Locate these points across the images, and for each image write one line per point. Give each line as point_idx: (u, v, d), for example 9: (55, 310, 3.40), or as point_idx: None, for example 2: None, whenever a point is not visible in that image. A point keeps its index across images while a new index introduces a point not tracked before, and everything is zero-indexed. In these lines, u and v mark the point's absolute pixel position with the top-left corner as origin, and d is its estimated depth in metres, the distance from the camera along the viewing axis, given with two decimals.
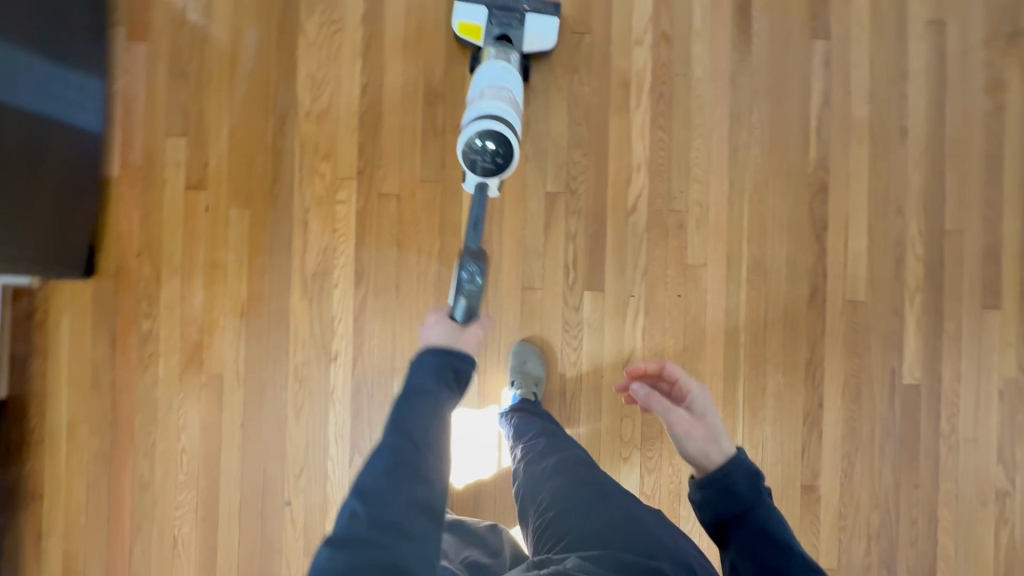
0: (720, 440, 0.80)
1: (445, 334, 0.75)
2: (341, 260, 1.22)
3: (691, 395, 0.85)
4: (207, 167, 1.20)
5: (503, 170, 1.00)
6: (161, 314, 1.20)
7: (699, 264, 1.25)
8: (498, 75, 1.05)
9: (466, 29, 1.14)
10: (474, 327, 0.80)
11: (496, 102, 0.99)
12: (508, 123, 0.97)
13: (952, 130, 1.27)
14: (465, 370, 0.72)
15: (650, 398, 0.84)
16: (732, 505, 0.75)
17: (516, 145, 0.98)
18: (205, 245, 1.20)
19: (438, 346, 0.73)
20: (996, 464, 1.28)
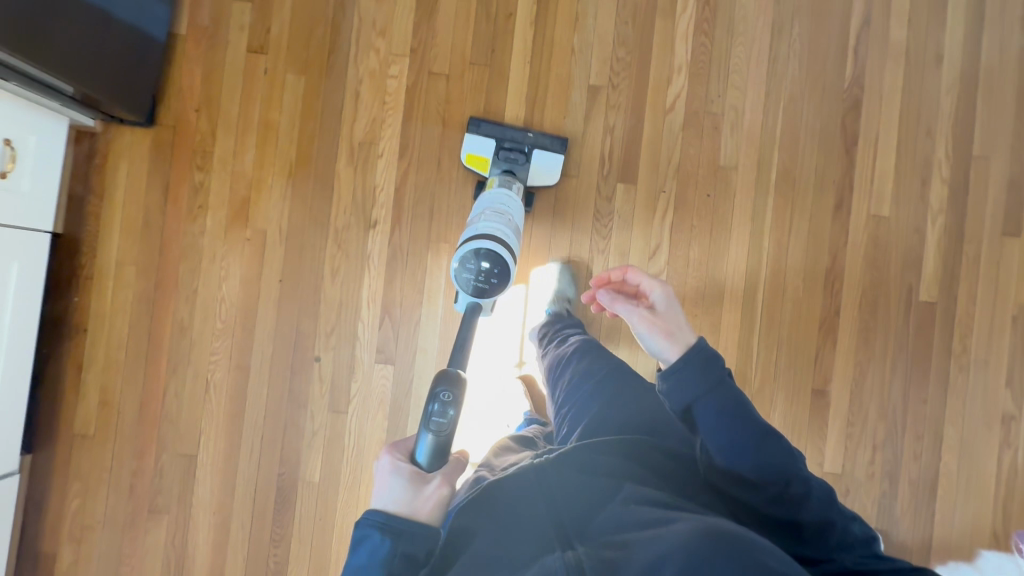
0: (680, 330, 0.80)
1: (401, 495, 0.64)
2: (388, 133, 1.27)
3: (652, 295, 0.87)
4: (270, 34, 1.26)
5: (495, 292, 0.96)
6: (213, 169, 1.26)
7: (731, 166, 1.29)
8: (498, 202, 1.07)
9: (474, 158, 1.22)
10: (435, 484, 0.65)
11: (494, 223, 1.00)
12: (504, 244, 0.96)
13: (987, 60, 1.31)
14: (417, 551, 0.62)
15: (614, 302, 0.86)
16: (692, 390, 0.74)
17: (511, 267, 0.96)
18: (261, 106, 1.26)
19: (390, 517, 0.62)
20: (1005, 388, 1.31)
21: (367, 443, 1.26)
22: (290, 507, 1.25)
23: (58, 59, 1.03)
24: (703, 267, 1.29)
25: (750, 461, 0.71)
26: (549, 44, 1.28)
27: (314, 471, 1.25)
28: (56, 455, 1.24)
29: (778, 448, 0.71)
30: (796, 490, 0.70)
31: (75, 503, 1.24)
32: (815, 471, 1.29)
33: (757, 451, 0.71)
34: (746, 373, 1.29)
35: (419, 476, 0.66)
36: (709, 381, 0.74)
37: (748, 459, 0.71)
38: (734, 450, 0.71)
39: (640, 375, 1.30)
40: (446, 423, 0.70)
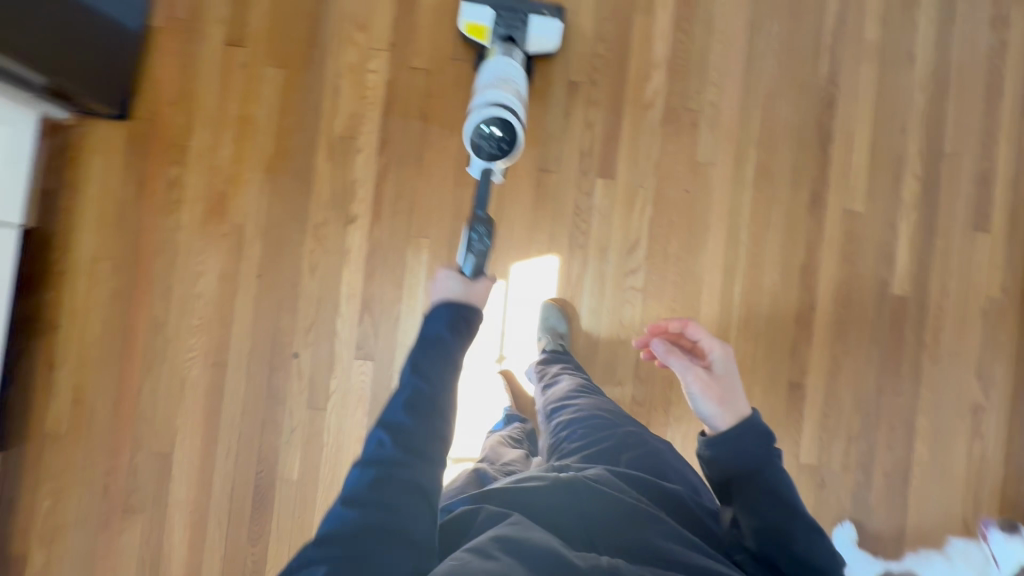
0: (736, 401, 0.69)
1: (457, 287, 0.71)
2: (368, 127, 1.26)
3: (712, 355, 0.72)
4: (247, 26, 1.25)
5: (507, 156, 1.04)
6: (190, 163, 1.24)
7: (709, 162, 1.30)
8: (502, 69, 1.10)
9: (472, 29, 1.21)
10: (485, 280, 0.75)
11: (502, 91, 1.04)
12: (513, 109, 1.02)
13: (957, 59, 1.34)
14: (476, 320, 0.70)
15: (667, 355, 0.73)
16: (739, 463, 0.66)
17: (520, 129, 1.02)
18: (238, 99, 1.25)
19: (453, 301, 0.70)
20: (975, 379, 1.34)
21: (347, 440, 1.25)
22: (268, 505, 1.24)
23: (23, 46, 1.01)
24: (682, 261, 1.30)
25: (787, 552, 0.63)
26: None
27: (293, 468, 1.24)
28: (27, 454, 1.22)
29: (821, 546, 0.64)
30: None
31: (47, 503, 1.21)
32: (792, 462, 1.31)
33: (797, 545, 0.63)
34: None
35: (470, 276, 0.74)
36: (759, 462, 0.66)
37: (786, 550, 0.63)
38: (772, 539, 0.63)
39: (621, 369, 1.30)
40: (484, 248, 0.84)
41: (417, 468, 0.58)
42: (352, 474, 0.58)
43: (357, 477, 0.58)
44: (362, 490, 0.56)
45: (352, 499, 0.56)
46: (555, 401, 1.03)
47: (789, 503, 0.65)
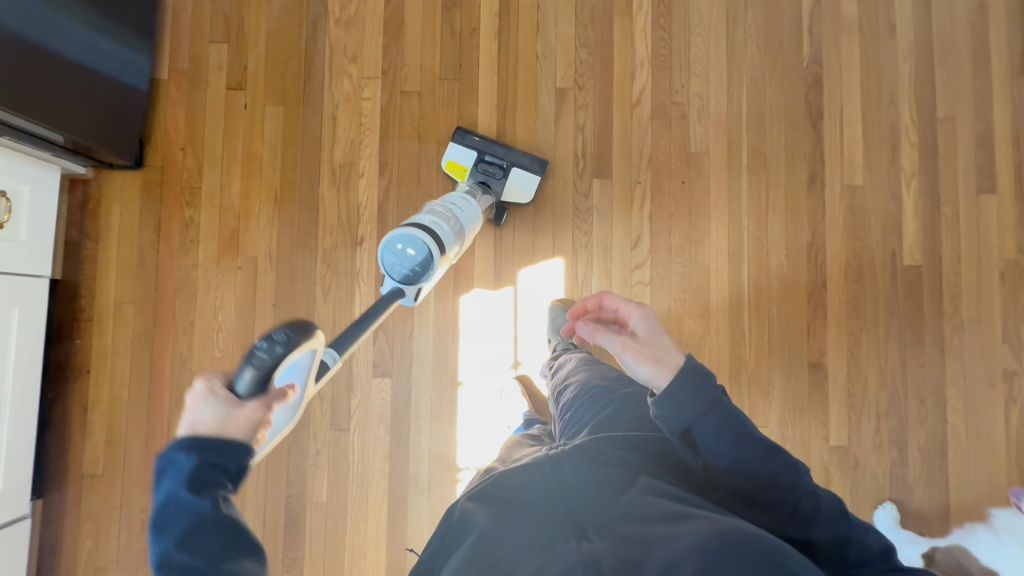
0: (668, 355, 0.70)
1: (211, 418, 0.54)
2: (367, 152, 1.31)
3: (633, 320, 0.74)
4: (246, 70, 1.32)
5: (423, 279, 0.91)
6: (202, 204, 1.30)
7: (702, 152, 1.32)
8: (457, 205, 1.06)
9: (453, 166, 1.27)
10: (254, 404, 0.56)
11: (438, 219, 0.94)
12: (439, 234, 0.91)
13: (939, 27, 1.36)
14: (241, 460, 0.54)
15: (594, 334, 0.73)
16: (684, 416, 0.67)
17: (440, 260, 0.89)
18: (243, 138, 1.31)
19: (196, 444, 0.52)
20: (1002, 343, 1.31)
21: (371, 457, 1.26)
22: (300, 530, 1.25)
23: (56, 122, 1.09)
24: (685, 251, 1.31)
25: (760, 483, 0.66)
26: (515, 53, 1.33)
27: (321, 491, 1.26)
28: (67, 497, 1.26)
29: (782, 461, 0.66)
30: (805, 505, 0.66)
31: (88, 543, 1.25)
32: (821, 445, 1.29)
33: (759, 470, 0.66)
34: (741, 353, 1.30)
35: (235, 396, 0.56)
36: (708, 406, 0.67)
37: (749, 476, 0.67)
38: (735, 468, 0.67)
39: None
40: (269, 356, 0.58)
41: None
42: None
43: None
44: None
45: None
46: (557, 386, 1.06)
47: (744, 436, 0.67)
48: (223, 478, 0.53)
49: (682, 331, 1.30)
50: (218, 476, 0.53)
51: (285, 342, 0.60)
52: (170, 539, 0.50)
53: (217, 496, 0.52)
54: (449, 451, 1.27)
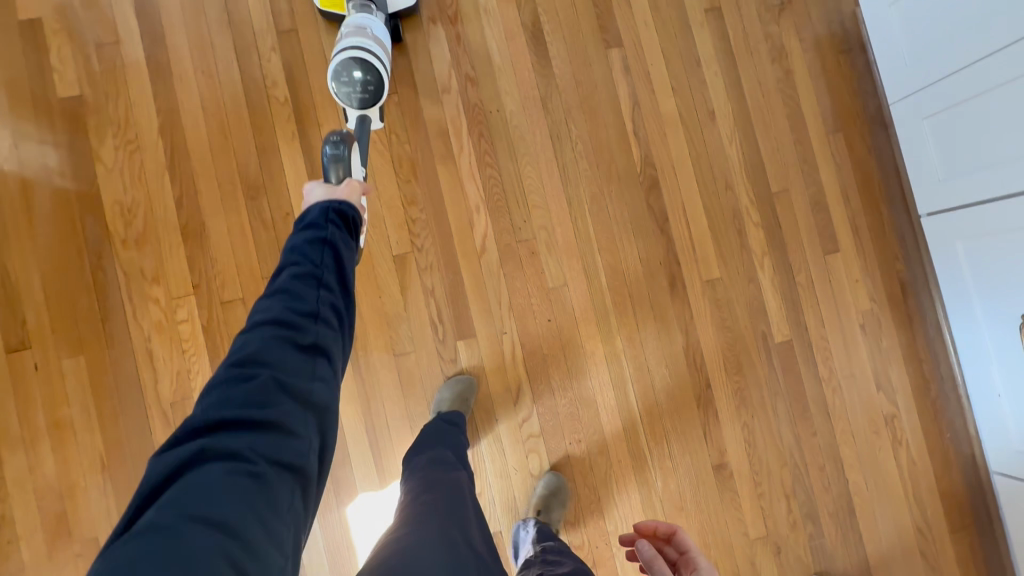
0: None
1: (320, 191, 0.74)
2: (198, 380, 1.16)
3: (699, 574, 0.68)
4: (26, 325, 1.12)
5: (378, 99, 1.04)
6: (10, 495, 1.09)
7: (560, 284, 1.27)
8: (359, 20, 1.08)
9: (328, 2, 1.17)
10: (351, 183, 0.78)
11: (357, 38, 1.03)
12: (372, 53, 1.02)
13: (754, 103, 1.38)
14: (352, 213, 0.74)
15: (653, 563, 0.68)
16: None
17: (384, 73, 1.03)
18: (43, 404, 1.11)
19: (325, 195, 0.73)
20: (878, 392, 1.37)
21: None
22: None
23: None
24: (569, 389, 1.26)
25: None
26: None
27: None
28: None
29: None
30: None
31: None
32: (743, 541, 1.29)
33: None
34: (647, 476, 1.27)
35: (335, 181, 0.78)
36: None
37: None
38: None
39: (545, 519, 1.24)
40: (340, 160, 0.84)
41: (314, 298, 0.63)
42: (239, 337, 0.59)
43: (244, 347, 0.58)
44: (250, 353, 0.56)
45: (243, 359, 0.56)
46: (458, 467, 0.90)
47: None
48: (344, 216, 0.73)
49: (586, 470, 1.26)
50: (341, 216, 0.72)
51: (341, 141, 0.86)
52: (302, 230, 0.68)
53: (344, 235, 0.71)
54: None
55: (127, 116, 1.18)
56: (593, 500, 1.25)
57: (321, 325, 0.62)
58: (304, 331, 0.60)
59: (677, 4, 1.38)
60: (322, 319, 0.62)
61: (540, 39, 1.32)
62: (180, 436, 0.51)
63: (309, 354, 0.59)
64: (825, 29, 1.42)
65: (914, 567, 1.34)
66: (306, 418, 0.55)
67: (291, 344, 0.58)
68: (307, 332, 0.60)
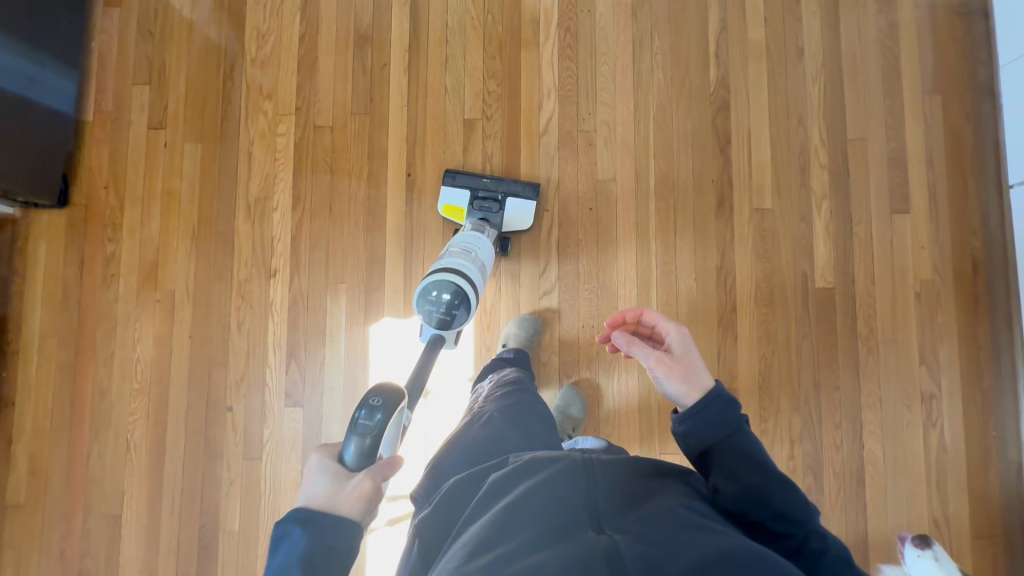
0: (697, 375, 0.72)
1: (324, 487, 0.64)
2: (281, 186, 1.35)
3: (669, 337, 0.78)
4: (167, 110, 1.37)
5: (458, 322, 1.07)
6: (123, 239, 1.35)
7: (609, 178, 1.33)
8: (469, 240, 1.15)
9: (450, 208, 1.28)
10: (359, 479, 0.65)
11: (459, 262, 1.08)
12: (467, 279, 1.06)
13: (849, 48, 1.35)
14: (338, 523, 0.61)
15: (630, 344, 0.78)
16: (712, 430, 0.68)
17: (472, 303, 1.06)
18: (162, 176, 1.36)
19: (315, 505, 0.62)
20: (920, 366, 1.28)
21: (283, 487, 1.27)
22: (212, 558, 1.26)
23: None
24: (594, 278, 1.32)
25: (775, 512, 0.62)
26: (424, 86, 1.36)
27: (234, 518, 1.27)
28: None
29: (799, 501, 0.62)
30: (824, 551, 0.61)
31: (9, 571, 1.28)
32: None
33: (778, 501, 0.62)
34: (650, 379, 1.30)
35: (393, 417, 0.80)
36: (730, 431, 0.68)
37: (767, 508, 0.62)
38: (751, 500, 0.62)
39: (543, 389, 1.31)
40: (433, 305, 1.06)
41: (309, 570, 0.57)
42: None
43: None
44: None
45: None
46: (507, 384, 1.02)
47: (759, 463, 0.65)
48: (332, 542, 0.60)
49: (592, 356, 1.31)
50: (329, 560, 0.59)
51: (381, 406, 0.74)
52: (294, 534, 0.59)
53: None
54: None
55: None
56: (592, 384, 1.30)
57: None
58: None
59: None
60: None
61: None
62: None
63: None
64: None
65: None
66: None
67: None
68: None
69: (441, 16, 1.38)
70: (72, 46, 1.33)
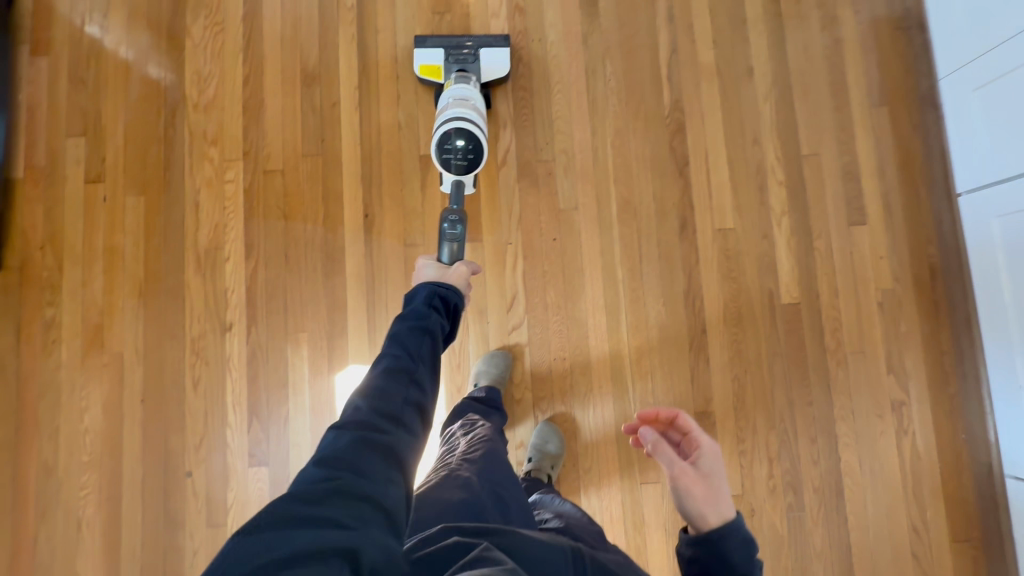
0: (722, 505, 0.63)
1: (435, 272, 0.90)
2: (232, 235, 1.29)
3: (699, 451, 0.67)
4: (104, 162, 1.30)
5: (475, 166, 1.15)
6: (63, 301, 1.27)
7: (571, 207, 1.32)
8: (458, 91, 1.18)
9: (427, 69, 1.29)
10: (460, 264, 0.93)
11: (460, 107, 1.13)
12: (474, 121, 1.12)
13: (797, 66, 1.37)
14: (452, 298, 0.81)
15: (655, 449, 0.66)
16: (722, 571, 0.62)
17: (484, 141, 1.13)
18: (104, 232, 1.29)
19: (432, 282, 0.83)
20: (888, 375, 1.30)
21: None
22: None
23: None
24: (562, 308, 1.30)
25: None
26: (377, 123, 1.33)
27: None
28: None
29: None
30: None
31: None
32: None
33: None
34: (627, 408, 1.28)
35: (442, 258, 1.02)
36: (742, 572, 0.62)
37: None
38: None
39: (519, 426, 1.27)
40: (449, 147, 1.13)
41: (400, 386, 0.65)
42: (330, 431, 0.59)
43: (332, 442, 0.57)
44: (336, 449, 0.55)
45: (325, 457, 0.55)
46: (483, 440, 0.98)
47: None
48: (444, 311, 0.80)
49: (566, 388, 1.28)
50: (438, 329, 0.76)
51: (460, 220, 1.06)
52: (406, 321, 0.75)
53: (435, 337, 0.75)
54: None
55: (219, 3, 1.36)
56: (568, 417, 1.27)
57: (405, 426, 0.61)
58: (387, 432, 0.59)
59: None
60: (406, 420, 0.62)
61: None
62: (262, 516, 0.48)
63: (387, 456, 0.57)
64: (884, 5, 1.40)
65: (902, 566, 1.25)
66: (385, 474, 0.55)
67: (370, 446, 0.56)
68: (390, 429, 0.60)
69: (390, 52, 1.35)
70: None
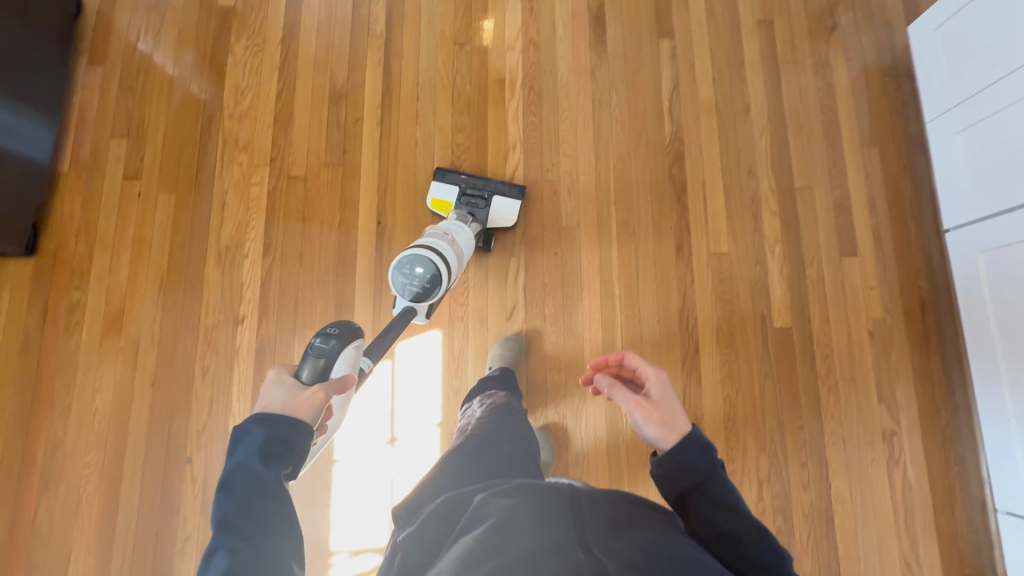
0: (674, 419, 0.72)
1: (278, 397, 0.72)
2: (253, 234, 1.38)
3: (647, 381, 0.78)
4: (143, 161, 1.41)
5: (429, 297, 1.10)
6: (89, 286, 1.34)
7: (573, 225, 1.39)
8: (450, 228, 1.19)
9: (438, 202, 1.36)
10: (314, 390, 0.74)
11: (436, 241, 1.11)
12: (440, 254, 1.08)
13: (791, 106, 1.46)
14: (294, 438, 0.66)
15: (611, 390, 0.78)
16: (686, 476, 0.67)
17: (445, 277, 1.08)
18: (134, 224, 1.38)
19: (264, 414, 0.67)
20: (879, 404, 1.32)
21: None
22: None
23: None
24: (560, 320, 1.34)
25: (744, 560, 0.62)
26: (395, 138, 1.43)
27: None
28: None
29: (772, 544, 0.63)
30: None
31: None
32: None
33: (748, 549, 0.62)
34: (618, 421, 1.30)
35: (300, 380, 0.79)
36: (706, 476, 0.67)
37: (740, 555, 0.62)
38: (725, 546, 0.63)
39: None
40: (407, 277, 1.07)
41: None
42: None
43: None
44: None
45: None
46: (491, 408, 1.00)
47: (733, 508, 0.65)
48: (284, 453, 0.65)
49: (560, 398, 1.31)
50: (286, 454, 0.65)
51: (336, 335, 0.88)
52: (235, 495, 0.60)
53: (281, 470, 0.64)
54: (323, 533, 1.23)
55: (261, 26, 1.50)
56: (559, 427, 1.30)
57: None
58: None
59: (732, 11, 1.52)
60: None
61: (600, 21, 1.51)
62: None
63: None
64: (874, 53, 1.50)
65: None
66: None
67: None
68: None
69: (412, 76, 1.47)
70: (52, 100, 1.37)
